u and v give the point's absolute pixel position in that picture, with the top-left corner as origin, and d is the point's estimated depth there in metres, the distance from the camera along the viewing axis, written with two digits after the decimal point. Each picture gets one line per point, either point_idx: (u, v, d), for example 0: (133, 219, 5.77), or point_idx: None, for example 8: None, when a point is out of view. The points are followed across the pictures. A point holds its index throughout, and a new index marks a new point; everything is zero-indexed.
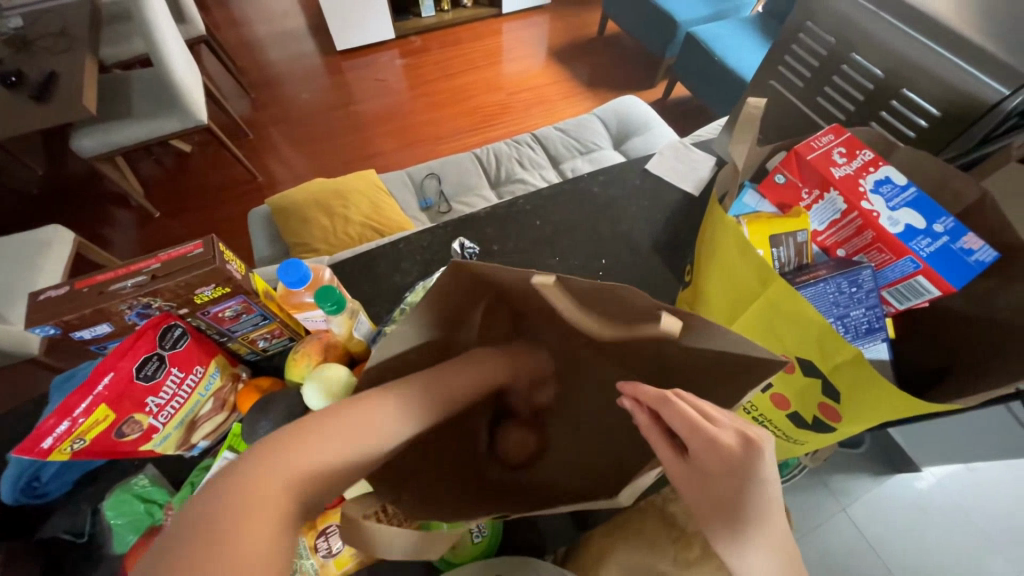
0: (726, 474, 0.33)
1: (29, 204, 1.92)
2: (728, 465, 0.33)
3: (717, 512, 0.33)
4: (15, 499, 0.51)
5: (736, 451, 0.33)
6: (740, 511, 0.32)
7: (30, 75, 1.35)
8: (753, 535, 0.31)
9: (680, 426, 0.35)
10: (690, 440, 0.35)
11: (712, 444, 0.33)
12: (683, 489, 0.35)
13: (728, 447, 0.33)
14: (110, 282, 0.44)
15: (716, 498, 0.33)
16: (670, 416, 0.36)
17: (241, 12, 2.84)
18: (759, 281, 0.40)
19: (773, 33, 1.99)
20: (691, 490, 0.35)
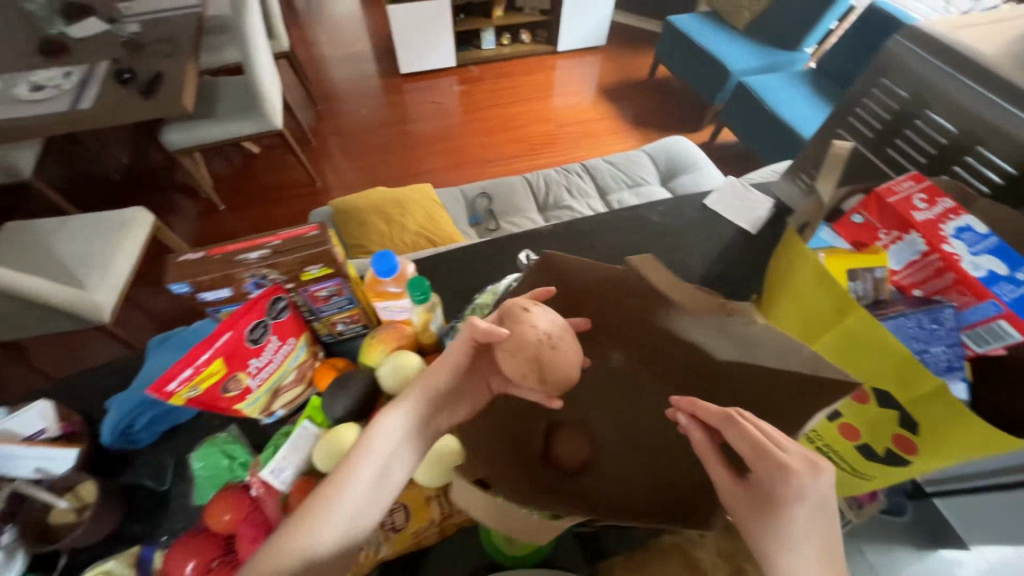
0: (790, 495, 0.34)
1: (108, 187, 2.09)
2: (795, 489, 0.34)
3: (772, 532, 0.34)
4: (112, 442, 0.57)
5: (803, 475, 0.34)
6: (795, 536, 0.33)
7: (140, 74, 1.51)
8: (811, 560, 0.32)
9: (743, 443, 0.37)
10: (753, 458, 0.36)
11: (778, 465, 0.35)
12: (736, 510, 0.36)
13: (794, 471, 0.34)
14: (237, 252, 0.50)
15: (776, 516, 0.34)
16: (733, 434, 0.38)
17: (317, 33, 3.08)
18: (836, 310, 0.42)
19: (824, 88, 2.03)
20: (744, 510, 0.36)
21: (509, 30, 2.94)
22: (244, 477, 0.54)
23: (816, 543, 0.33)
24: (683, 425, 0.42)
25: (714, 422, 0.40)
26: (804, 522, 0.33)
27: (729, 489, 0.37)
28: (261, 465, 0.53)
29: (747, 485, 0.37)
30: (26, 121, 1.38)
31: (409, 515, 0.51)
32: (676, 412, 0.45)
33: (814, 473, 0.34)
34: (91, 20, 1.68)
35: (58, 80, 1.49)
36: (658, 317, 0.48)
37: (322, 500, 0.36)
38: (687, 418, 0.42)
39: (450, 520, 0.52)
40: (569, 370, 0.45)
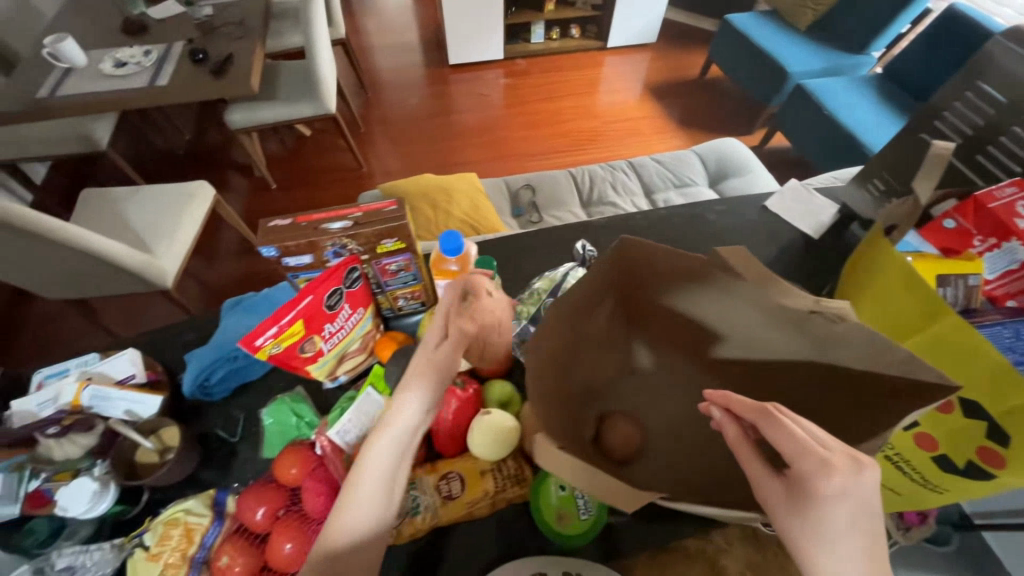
0: (831, 494, 0.33)
1: (171, 161, 2.20)
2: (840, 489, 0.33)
3: (812, 528, 0.33)
4: (191, 393, 0.61)
5: (847, 475, 0.33)
6: (833, 535, 0.33)
7: (212, 54, 1.59)
8: (851, 558, 0.32)
9: (785, 439, 0.36)
10: (794, 454, 0.35)
11: (820, 463, 0.34)
12: (770, 505, 0.35)
13: (837, 469, 0.33)
14: (322, 222, 0.53)
15: (817, 514, 0.33)
16: (772, 430, 0.37)
17: (369, 22, 3.15)
18: (924, 316, 0.41)
19: (891, 94, 1.93)
20: (780, 507, 0.35)
21: (558, 25, 2.92)
22: (310, 435, 0.57)
23: (856, 541, 0.33)
24: (717, 419, 0.41)
25: (749, 416, 0.39)
26: (847, 521, 0.33)
27: (763, 485, 0.36)
28: (327, 426, 0.56)
29: (785, 481, 0.35)
30: (110, 95, 1.47)
31: (465, 484, 0.53)
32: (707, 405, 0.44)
33: (859, 472, 0.33)
34: (170, 3, 1.78)
35: (139, 58, 1.59)
36: (731, 310, 0.47)
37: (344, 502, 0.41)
38: (720, 412, 0.41)
39: (502, 494, 0.53)
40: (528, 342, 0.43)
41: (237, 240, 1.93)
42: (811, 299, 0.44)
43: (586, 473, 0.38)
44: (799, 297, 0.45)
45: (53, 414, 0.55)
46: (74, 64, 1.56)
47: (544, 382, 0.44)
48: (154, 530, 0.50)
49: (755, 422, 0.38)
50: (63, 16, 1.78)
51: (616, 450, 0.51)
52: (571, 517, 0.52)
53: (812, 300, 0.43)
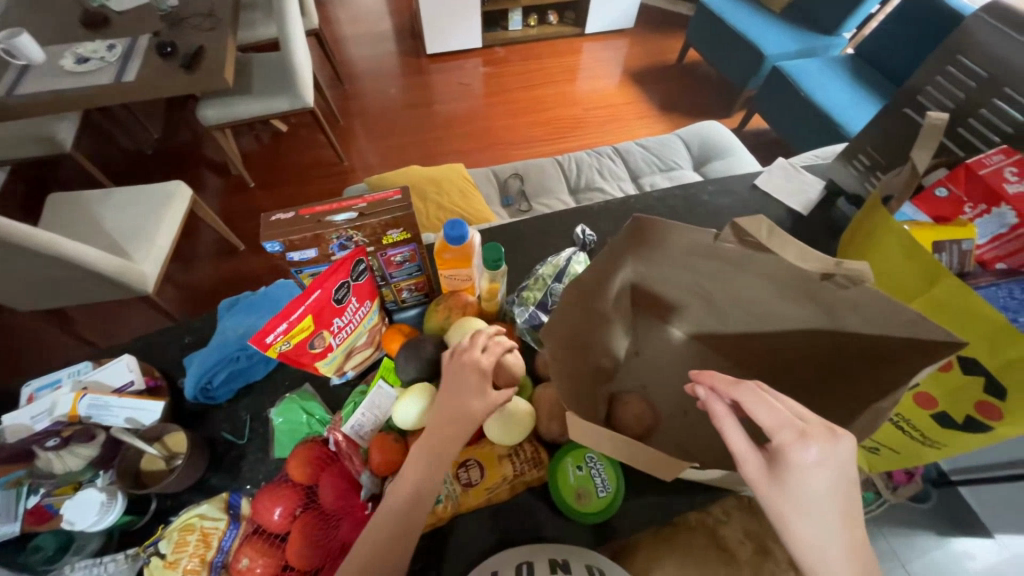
0: (810, 465, 0.35)
1: (141, 162, 2.11)
2: (821, 457, 0.35)
3: (794, 498, 0.35)
4: (194, 397, 0.59)
5: (824, 444, 0.35)
6: (811, 503, 0.35)
7: (180, 47, 1.53)
8: (827, 518, 0.35)
9: (766, 414, 0.37)
10: (775, 428, 0.36)
11: (799, 435, 0.35)
12: (753, 480, 0.36)
13: (814, 440, 0.35)
14: (326, 214, 0.52)
15: (798, 483, 0.35)
16: (757, 406, 0.37)
17: (340, 12, 3.06)
18: (925, 280, 0.43)
19: (863, 74, 1.98)
20: (763, 481, 0.36)
21: (536, 11, 2.89)
22: (323, 432, 0.56)
23: (833, 507, 0.35)
24: (700, 398, 0.40)
25: (731, 394, 0.39)
26: (826, 488, 0.35)
27: (745, 461, 0.37)
28: (341, 421, 0.56)
29: (766, 455, 0.37)
30: (73, 92, 1.40)
31: (483, 469, 0.53)
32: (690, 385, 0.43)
33: (834, 440, 0.35)
34: None
35: (102, 53, 1.51)
36: (741, 283, 0.48)
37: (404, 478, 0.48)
38: (704, 392, 0.40)
39: (521, 478, 0.54)
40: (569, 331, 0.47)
41: (217, 241, 1.87)
42: (833, 261, 0.39)
43: (627, 447, 0.39)
44: (818, 257, 0.40)
45: (49, 427, 0.52)
46: (31, 61, 1.47)
47: (562, 363, 0.45)
48: (169, 537, 0.49)
49: (737, 400, 0.38)
50: (14, 9, 1.68)
51: (631, 427, 0.52)
52: (591, 495, 0.54)
53: (833, 263, 0.38)
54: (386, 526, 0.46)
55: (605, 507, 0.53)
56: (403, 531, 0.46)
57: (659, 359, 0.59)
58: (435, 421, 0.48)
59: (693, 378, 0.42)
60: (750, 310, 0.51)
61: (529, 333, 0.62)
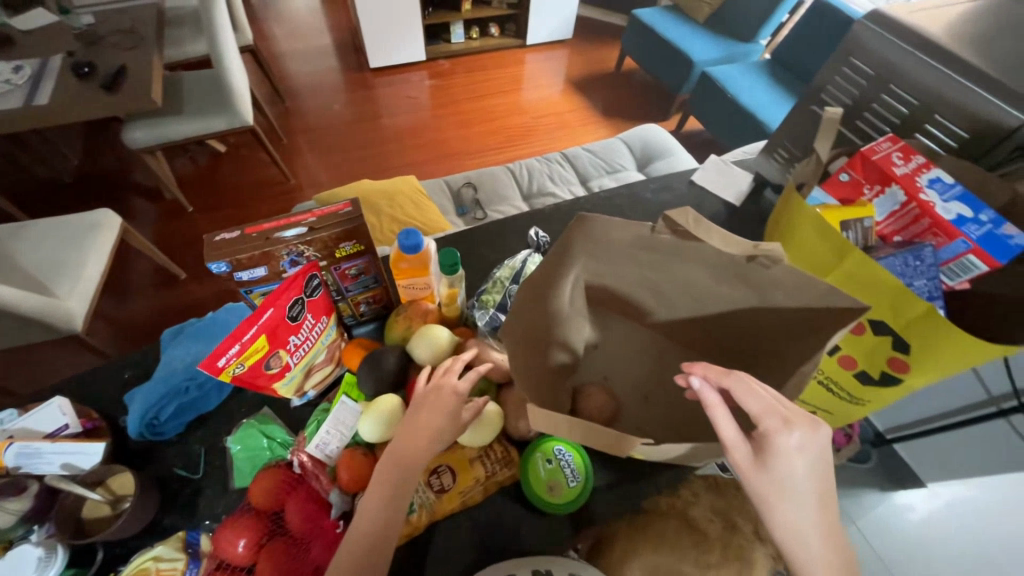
0: (792, 450, 0.39)
1: (60, 191, 1.94)
2: (800, 443, 0.39)
3: (777, 482, 0.39)
4: (139, 434, 0.56)
5: (805, 431, 0.39)
6: (793, 486, 0.39)
7: (100, 67, 1.43)
8: (802, 497, 0.39)
9: (755, 403, 0.40)
10: (762, 416, 0.40)
11: (785, 423, 0.39)
12: (743, 468, 0.40)
13: (797, 427, 0.39)
14: (273, 231, 0.51)
15: (781, 467, 0.39)
16: (747, 396, 0.41)
17: (276, 27, 2.97)
18: (836, 254, 0.48)
19: (779, 77, 2.17)
20: (751, 467, 0.40)
21: (477, 24, 2.94)
22: (286, 455, 0.54)
23: (810, 486, 0.39)
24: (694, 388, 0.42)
25: (726, 384, 0.41)
26: (804, 470, 0.39)
27: (735, 449, 0.40)
28: (305, 441, 0.54)
29: (752, 443, 0.40)
30: None
31: (454, 473, 0.53)
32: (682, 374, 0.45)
33: (814, 429, 0.40)
34: (37, 11, 1.57)
35: (8, 76, 1.39)
36: (684, 271, 0.52)
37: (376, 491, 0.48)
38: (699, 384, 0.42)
39: (493, 478, 0.54)
40: (532, 333, 0.49)
41: (153, 271, 1.75)
42: (751, 245, 0.46)
43: (584, 431, 0.41)
44: (739, 242, 0.47)
45: None
46: None
47: (522, 357, 0.47)
48: None
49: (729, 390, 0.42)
50: None
51: (594, 417, 0.55)
52: (563, 486, 0.55)
53: (751, 246, 0.46)
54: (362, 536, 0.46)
55: (576, 496, 0.55)
56: (378, 548, 0.46)
57: (616, 350, 0.61)
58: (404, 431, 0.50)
59: (685, 368, 0.45)
60: (694, 296, 0.54)
61: (490, 335, 0.63)
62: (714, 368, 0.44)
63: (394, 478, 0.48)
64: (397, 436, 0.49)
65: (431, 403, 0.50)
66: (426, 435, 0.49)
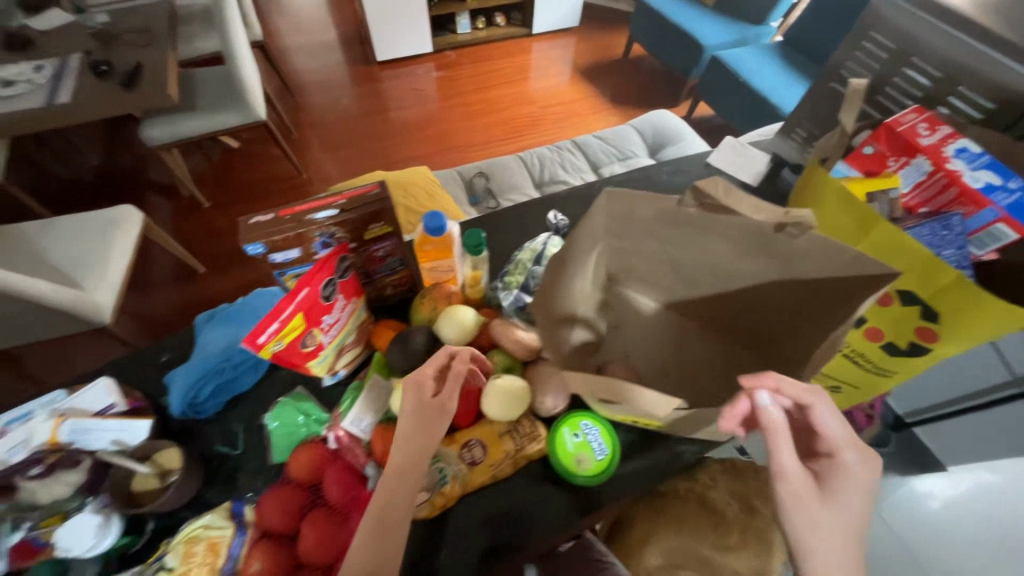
0: (851, 479, 0.44)
1: (79, 189, 1.98)
2: (859, 473, 0.44)
3: (832, 508, 0.43)
4: (180, 413, 0.58)
5: (866, 466, 0.44)
6: (842, 517, 0.43)
7: (117, 65, 1.45)
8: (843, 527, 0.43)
9: (830, 431, 0.44)
10: (836, 444, 0.44)
11: (857, 455, 0.44)
12: (804, 491, 0.43)
13: (862, 460, 0.44)
14: (306, 213, 0.52)
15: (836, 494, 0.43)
16: (824, 424, 0.44)
17: (283, 23, 2.98)
18: (862, 226, 0.49)
19: (792, 59, 2.13)
20: (809, 490, 0.43)
21: (483, 14, 2.92)
22: (322, 431, 0.56)
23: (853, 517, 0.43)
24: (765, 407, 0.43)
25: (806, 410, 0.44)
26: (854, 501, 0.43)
27: (795, 472, 0.43)
28: (340, 417, 0.56)
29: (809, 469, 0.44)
30: None
31: (485, 446, 0.55)
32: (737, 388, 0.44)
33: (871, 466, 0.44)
34: (54, 11, 1.59)
35: (29, 75, 1.42)
36: (709, 247, 0.52)
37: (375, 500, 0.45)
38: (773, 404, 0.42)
39: (522, 452, 0.56)
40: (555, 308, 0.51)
41: (172, 266, 1.78)
42: (782, 212, 0.43)
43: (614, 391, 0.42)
44: (769, 209, 0.44)
45: (29, 458, 0.49)
46: None
47: (546, 331, 0.49)
48: (174, 551, 0.48)
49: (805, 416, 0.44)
50: None
51: None
52: (590, 460, 0.56)
53: (783, 213, 0.43)
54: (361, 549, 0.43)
55: (604, 468, 0.56)
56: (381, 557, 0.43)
57: (639, 329, 0.62)
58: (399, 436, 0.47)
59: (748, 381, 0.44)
60: (718, 271, 0.55)
61: (516, 315, 0.64)
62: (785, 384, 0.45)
63: (395, 484, 0.45)
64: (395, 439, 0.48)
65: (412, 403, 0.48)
66: (412, 437, 0.47)
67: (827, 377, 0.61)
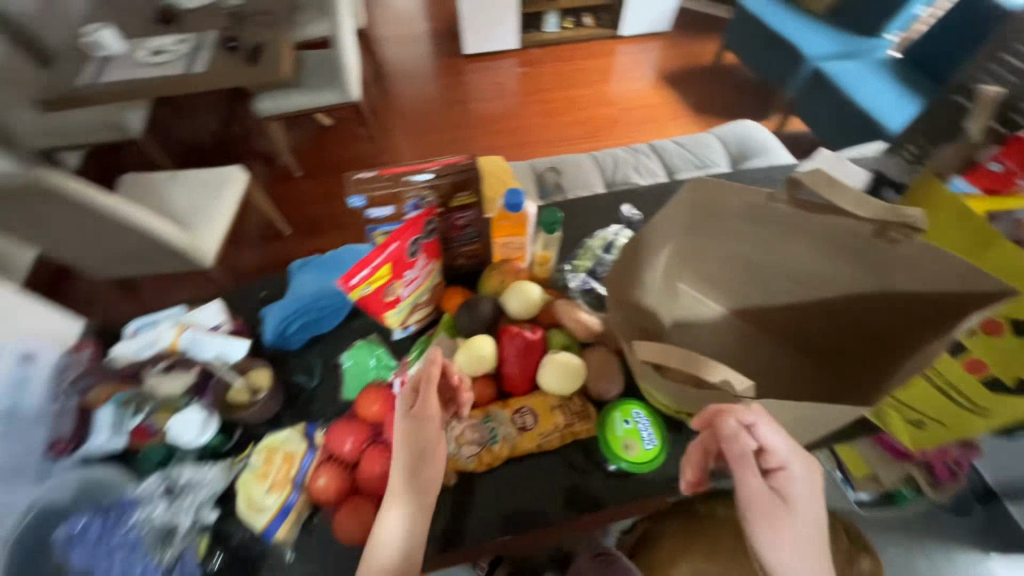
0: (805, 488, 0.42)
1: (198, 150, 2.25)
2: (812, 484, 0.42)
3: (794, 529, 0.40)
4: (271, 341, 0.65)
5: (810, 469, 0.42)
6: (812, 536, 0.40)
7: (243, 42, 1.64)
8: (810, 551, 0.40)
9: (778, 443, 0.42)
10: (786, 457, 0.42)
11: (804, 462, 0.42)
12: (766, 515, 0.41)
13: (805, 464, 0.42)
14: (404, 174, 0.57)
15: (795, 512, 0.41)
16: (771, 437, 0.42)
17: (383, 14, 3.18)
18: (978, 244, 0.45)
19: (908, 76, 1.94)
20: (769, 512, 0.41)
21: (572, 14, 2.94)
22: (387, 377, 0.61)
23: (816, 536, 0.40)
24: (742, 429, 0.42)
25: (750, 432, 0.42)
26: (809, 515, 0.41)
27: (753, 497, 0.41)
28: (407, 366, 0.61)
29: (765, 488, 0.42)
30: (148, 82, 1.53)
31: (536, 416, 0.57)
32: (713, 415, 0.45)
33: (811, 469, 0.43)
34: None
35: (174, 47, 1.64)
36: (794, 249, 0.51)
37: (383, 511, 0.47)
38: (736, 427, 0.42)
39: (571, 429, 0.57)
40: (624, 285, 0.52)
41: (264, 225, 1.98)
42: (889, 208, 0.42)
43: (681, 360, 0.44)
44: (875, 205, 0.43)
45: (155, 356, 0.60)
46: (113, 53, 1.62)
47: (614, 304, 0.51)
48: (256, 455, 0.54)
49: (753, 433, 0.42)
50: (95, 8, 1.83)
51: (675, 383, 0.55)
52: (637, 447, 0.56)
53: (892, 210, 0.42)
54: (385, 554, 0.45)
55: (653, 458, 0.56)
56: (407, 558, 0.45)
57: (702, 330, 0.61)
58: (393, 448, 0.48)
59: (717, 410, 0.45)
60: (800, 276, 0.53)
61: (581, 297, 0.66)
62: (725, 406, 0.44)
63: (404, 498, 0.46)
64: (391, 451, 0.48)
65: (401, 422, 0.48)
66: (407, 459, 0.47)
67: (910, 411, 0.56)
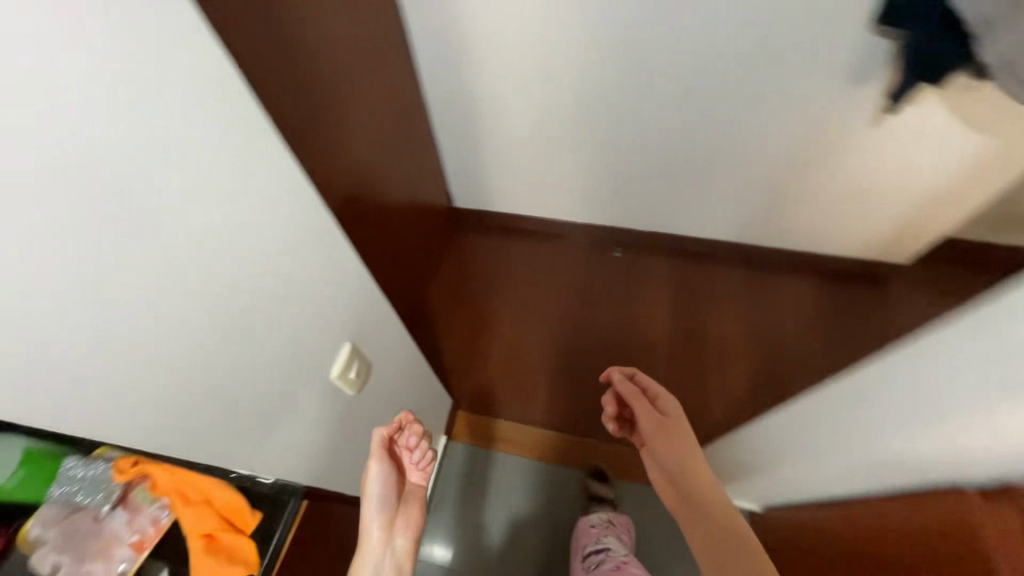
0: (674, 410, 1.00)
1: None
2: (672, 411, 1.00)
3: (675, 429, 0.97)
4: None
5: (670, 402, 1.01)
6: (684, 433, 0.96)
7: None
8: (693, 454, 0.93)
9: (654, 386, 1.05)
10: (655, 391, 1.04)
11: (666, 400, 1.02)
12: (658, 418, 0.99)
13: (664, 397, 1.02)
14: None
15: (679, 426, 0.97)
16: (649, 385, 1.06)
17: None
18: None
19: None
20: (657, 422, 0.98)
21: None
22: None
23: (685, 440, 0.95)
24: (621, 372, 1.08)
25: (629, 387, 1.05)
26: (682, 423, 0.98)
27: (649, 415, 1.00)
28: None
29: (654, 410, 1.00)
30: None
31: None
32: (611, 373, 1.07)
33: (671, 402, 1.01)
34: None
35: None
36: None
37: (364, 535, 0.98)
38: (620, 375, 1.07)
39: None
40: None
41: None
42: None
43: None
44: None
45: None
46: None
47: None
48: None
49: (635, 376, 1.06)
50: None
51: None
52: None
53: None
54: (361, 561, 0.96)
55: None
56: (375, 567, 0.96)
57: None
58: (370, 502, 0.96)
59: (611, 370, 1.08)
60: None
61: None
62: (619, 370, 1.07)
63: (365, 534, 0.97)
64: (373, 492, 0.97)
65: (380, 478, 0.96)
66: (373, 503, 0.96)
67: None
